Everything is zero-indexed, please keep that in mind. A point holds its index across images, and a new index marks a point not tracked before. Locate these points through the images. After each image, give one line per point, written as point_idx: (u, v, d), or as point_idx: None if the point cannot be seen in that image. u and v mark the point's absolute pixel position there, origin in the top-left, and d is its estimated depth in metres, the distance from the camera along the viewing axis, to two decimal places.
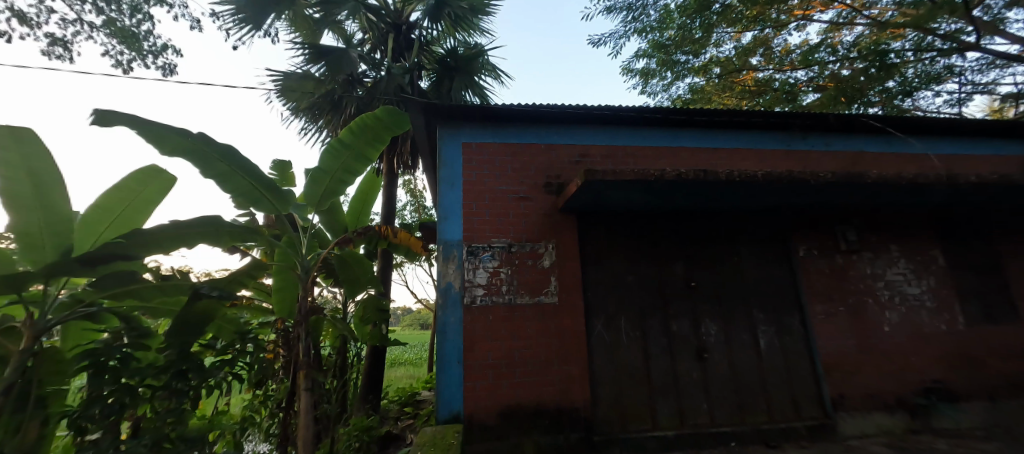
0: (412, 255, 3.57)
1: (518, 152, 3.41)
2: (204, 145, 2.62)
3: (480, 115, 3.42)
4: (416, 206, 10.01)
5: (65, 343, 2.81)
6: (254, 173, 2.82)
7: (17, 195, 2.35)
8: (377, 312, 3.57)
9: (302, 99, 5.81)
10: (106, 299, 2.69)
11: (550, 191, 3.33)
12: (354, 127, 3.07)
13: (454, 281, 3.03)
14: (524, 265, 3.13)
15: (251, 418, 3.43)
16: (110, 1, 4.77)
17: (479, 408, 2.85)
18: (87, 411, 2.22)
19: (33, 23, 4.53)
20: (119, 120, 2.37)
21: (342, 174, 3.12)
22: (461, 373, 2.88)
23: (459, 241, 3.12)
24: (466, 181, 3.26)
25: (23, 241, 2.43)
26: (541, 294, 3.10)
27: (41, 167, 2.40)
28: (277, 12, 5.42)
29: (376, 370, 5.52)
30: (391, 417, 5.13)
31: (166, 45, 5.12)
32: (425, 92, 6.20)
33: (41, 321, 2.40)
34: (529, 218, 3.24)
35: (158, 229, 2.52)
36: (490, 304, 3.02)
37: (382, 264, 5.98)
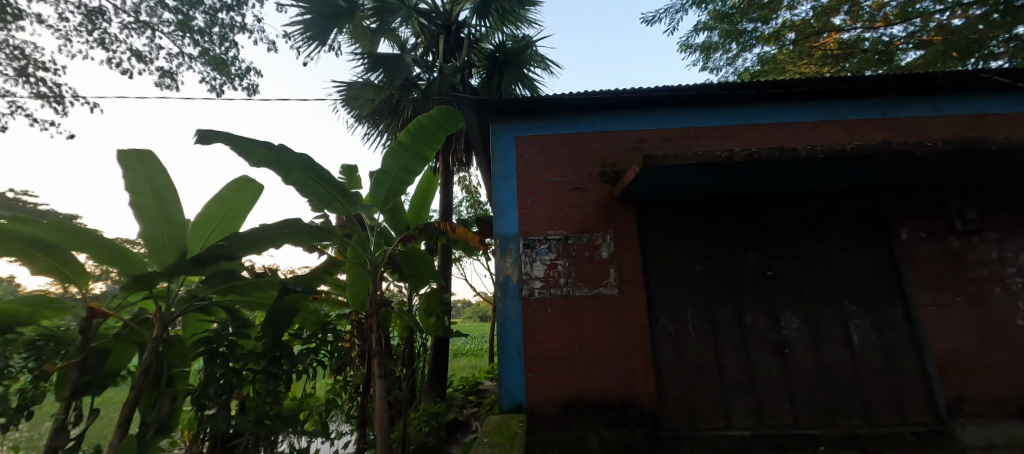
0: (470, 249, 3.65)
1: (571, 142, 3.34)
2: (285, 155, 2.86)
3: (532, 108, 3.39)
4: (472, 201, 10.25)
5: (186, 332, 3.28)
6: (327, 178, 3.04)
7: (145, 208, 2.77)
8: (439, 304, 3.71)
9: (364, 105, 6.17)
10: (214, 294, 3.07)
11: (606, 180, 3.22)
12: (412, 128, 3.19)
13: (512, 274, 3.05)
14: (582, 257, 3.07)
15: (334, 401, 3.74)
16: (203, 33, 5.40)
17: (542, 399, 2.87)
18: (206, 390, 2.59)
19: (147, 60, 5.28)
20: (216, 138, 2.66)
21: (403, 174, 3.27)
22: (522, 364, 2.92)
23: (515, 234, 3.14)
24: (520, 174, 3.27)
25: (152, 246, 2.86)
26: (601, 286, 3.03)
27: (161, 183, 2.80)
28: (339, 26, 5.79)
29: (441, 359, 5.77)
30: (457, 404, 5.35)
31: (249, 68, 5.72)
32: (477, 89, 6.29)
33: (166, 313, 2.83)
34: (585, 208, 3.17)
35: (251, 232, 2.81)
36: (549, 296, 3.00)
37: (442, 259, 6.21)
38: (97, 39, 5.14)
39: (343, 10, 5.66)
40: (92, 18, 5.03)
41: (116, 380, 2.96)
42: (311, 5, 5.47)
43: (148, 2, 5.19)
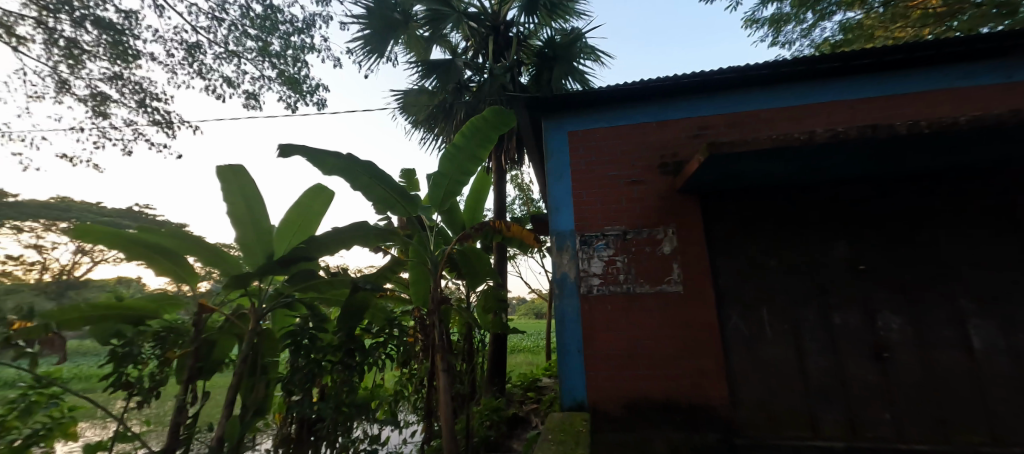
0: (525, 247, 3.67)
1: (628, 134, 3.23)
2: (352, 163, 3.05)
3: (585, 102, 3.33)
4: (524, 199, 10.30)
5: (276, 325, 3.65)
6: (390, 182, 3.21)
7: (238, 215, 3.13)
8: (497, 301, 3.76)
9: (420, 111, 6.44)
10: (297, 291, 3.37)
11: (666, 172, 3.07)
12: (466, 130, 3.26)
13: (570, 271, 3.03)
14: (642, 252, 2.97)
15: (401, 392, 3.96)
16: (279, 56, 5.94)
17: (604, 398, 2.82)
18: (291, 378, 2.91)
19: (235, 85, 5.94)
20: (294, 151, 2.91)
21: (458, 175, 3.37)
22: (583, 363, 2.89)
23: (571, 231, 3.11)
24: (575, 170, 3.23)
25: (246, 249, 3.21)
26: (663, 283, 2.90)
27: (250, 192, 3.15)
28: (395, 38, 6.09)
29: (500, 355, 5.88)
30: (517, 400, 5.42)
31: (319, 85, 6.21)
32: (527, 87, 6.30)
33: (259, 308, 3.17)
34: (644, 202, 3.05)
35: (325, 234, 3.05)
36: (608, 293, 2.94)
37: (498, 257, 6.32)
38: (196, 70, 5.87)
39: (398, 22, 5.95)
40: (191, 51, 5.74)
41: (220, 367, 3.37)
42: (370, 20, 5.81)
43: (234, 33, 5.82)
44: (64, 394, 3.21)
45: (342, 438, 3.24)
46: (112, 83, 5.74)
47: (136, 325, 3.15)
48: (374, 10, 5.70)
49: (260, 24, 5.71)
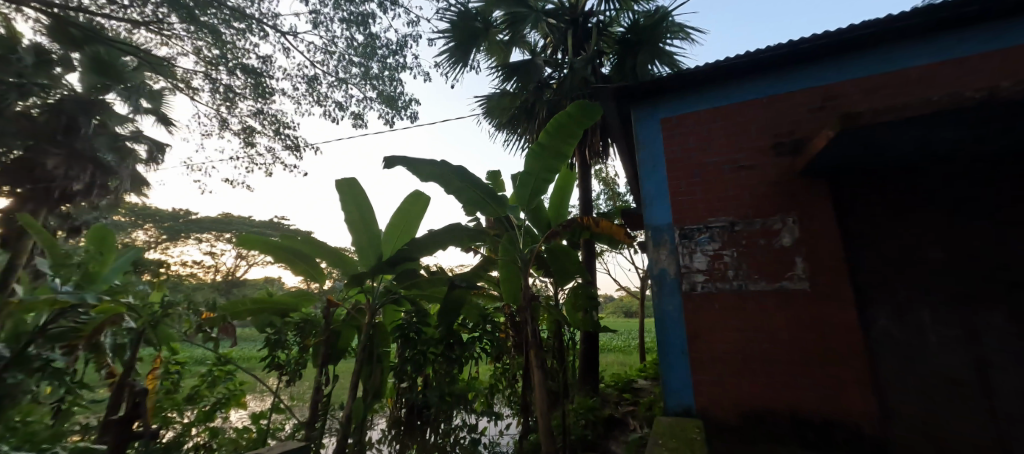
0: (614, 242, 3.51)
1: (732, 115, 2.92)
2: (445, 169, 3.25)
3: (679, 85, 3.09)
4: (610, 193, 9.95)
5: (387, 319, 4.05)
6: (479, 184, 3.34)
7: (354, 222, 3.56)
8: (588, 299, 3.64)
9: (503, 114, 6.61)
10: (403, 289, 3.68)
11: (782, 153, 2.71)
12: (551, 127, 3.21)
13: (669, 267, 2.85)
14: (756, 246, 2.67)
15: (496, 385, 4.10)
16: (378, 78, 6.57)
17: (714, 405, 2.61)
18: (403, 366, 3.33)
19: (344, 108, 6.75)
20: (395, 162, 3.20)
21: (544, 173, 3.37)
22: (688, 365, 2.71)
23: (669, 224, 2.93)
24: (671, 159, 3.03)
25: (361, 251, 3.63)
26: (783, 280, 2.57)
27: (362, 201, 3.56)
28: (477, 46, 6.33)
29: (592, 354, 5.76)
30: (612, 401, 5.27)
31: (412, 100, 6.73)
32: (610, 77, 6.07)
33: (373, 304, 3.54)
34: (756, 188, 2.73)
35: (424, 237, 3.31)
36: (715, 290, 2.71)
37: (586, 253, 6.21)
38: (315, 99, 6.79)
39: (480, 30, 6.17)
40: (310, 83, 6.65)
41: (344, 354, 3.84)
42: (454, 33, 6.12)
43: (342, 62, 6.59)
44: (236, 370, 4.11)
45: (444, 425, 3.55)
46: (256, 117, 6.91)
47: (282, 315, 3.76)
48: (457, 23, 5.99)
49: (362, 51, 6.37)
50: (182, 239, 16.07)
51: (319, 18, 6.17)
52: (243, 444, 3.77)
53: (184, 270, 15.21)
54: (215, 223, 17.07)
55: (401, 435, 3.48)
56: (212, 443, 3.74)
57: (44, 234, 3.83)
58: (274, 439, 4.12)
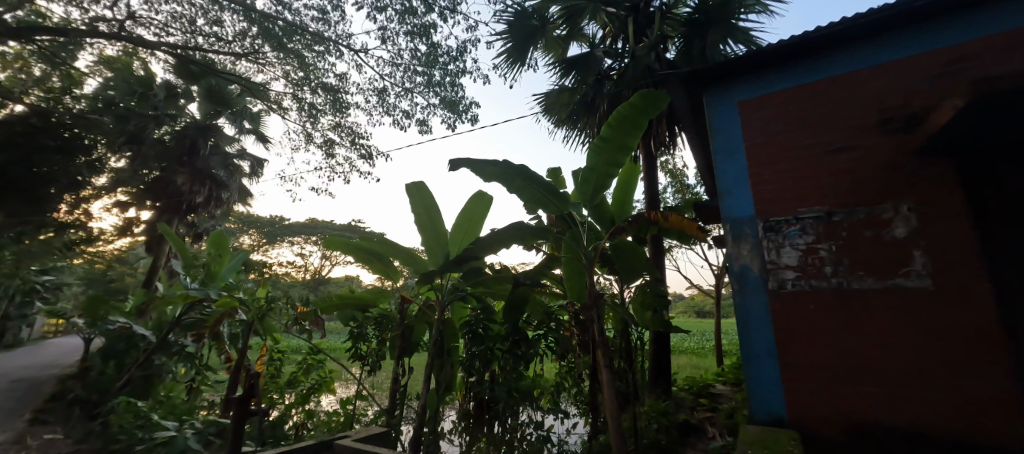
0: (686, 238, 3.29)
1: (826, 91, 2.54)
2: (507, 168, 3.27)
3: (759, 63, 2.80)
4: (678, 185, 9.41)
5: (455, 315, 4.20)
6: (541, 182, 3.29)
7: (422, 223, 3.74)
8: (656, 298, 3.47)
9: (562, 110, 6.53)
10: (469, 287, 3.75)
11: (893, 128, 2.29)
12: (612, 120, 3.07)
13: (752, 263, 2.60)
14: (859, 238, 2.29)
15: (562, 384, 4.05)
16: (441, 84, 6.84)
17: (811, 417, 2.30)
18: (472, 362, 3.52)
19: (411, 116, 7.13)
20: (460, 164, 3.18)
21: (608, 168, 3.22)
22: (778, 371, 2.43)
23: (750, 216, 2.66)
24: (751, 145, 2.75)
25: (430, 251, 3.83)
26: (898, 277, 2.17)
27: (429, 203, 3.72)
28: (534, 43, 6.32)
29: (663, 355, 5.49)
30: (687, 405, 4.97)
31: (472, 103, 6.91)
32: (676, 62, 5.71)
33: (442, 300, 3.68)
34: (859, 171, 2.34)
35: (488, 236, 3.36)
36: (809, 288, 2.39)
37: (654, 249, 5.93)
38: (384, 110, 7.24)
39: (536, 28, 6.15)
40: (380, 95, 7.10)
41: (417, 348, 4.04)
42: (511, 33, 6.17)
43: (408, 73, 6.95)
44: (326, 360, 4.56)
45: (511, 421, 3.60)
46: (335, 130, 7.54)
47: (362, 311, 4.06)
48: (514, 23, 6.02)
49: (425, 60, 6.66)
50: (279, 241, 18.18)
51: (386, 33, 6.57)
52: (333, 426, 4.15)
53: (281, 268, 17.21)
54: (304, 227, 19.01)
55: (470, 428, 3.64)
56: (307, 423, 4.21)
57: (176, 240, 4.55)
58: (359, 423, 4.49)
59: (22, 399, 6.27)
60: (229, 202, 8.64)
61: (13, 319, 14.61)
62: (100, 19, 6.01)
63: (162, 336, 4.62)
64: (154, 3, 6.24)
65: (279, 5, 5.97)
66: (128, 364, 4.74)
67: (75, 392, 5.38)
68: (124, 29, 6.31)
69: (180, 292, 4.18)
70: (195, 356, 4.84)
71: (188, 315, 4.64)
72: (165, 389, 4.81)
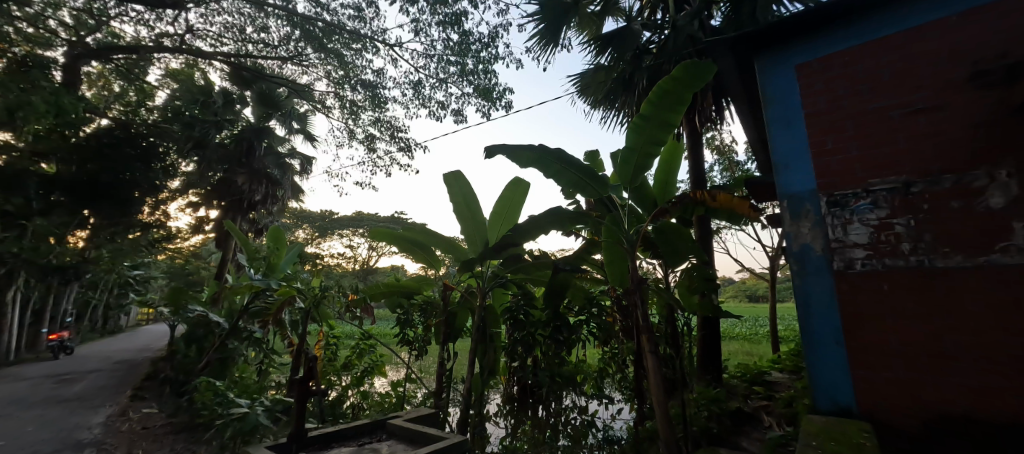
0: (737, 219, 3.03)
1: (902, 45, 2.24)
2: (544, 153, 3.14)
3: (820, 21, 2.51)
4: (726, 163, 8.88)
5: (496, 302, 4.21)
6: (578, 165, 3.15)
7: (459, 212, 3.76)
8: (705, 281, 3.25)
9: (599, 89, 6.31)
10: (509, 274, 3.72)
11: (988, 84, 1.97)
12: (654, 96, 2.86)
13: (814, 242, 2.36)
14: (945, 211, 1.99)
15: (606, 369, 3.98)
16: (475, 73, 6.81)
17: (884, 406, 2.06)
18: (515, 349, 3.53)
19: (446, 106, 7.17)
20: (496, 150, 3.12)
21: (649, 148, 3.05)
22: (844, 356, 2.20)
23: (811, 191, 2.42)
24: (811, 114, 2.50)
25: (471, 240, 3.85)
26: (992, 253, 1.87)
27: (466, 192, 3.72)
28: (569, 22, 6.06)
29: (712, 341, 5.26)
30: (740, 394, 4.71)
31: (507, 90, 6.83)
32: (722, 30, 5.28)
33: (483, 287, 3.71)
34: (940, 136, 2.06)
35: (526, 224, 3.24)
36: (883, 269, 2.13)
37: (700, 231, 5.65)
38: (421, 102, 7.34)
39: (570, 6, 5.86)
40: (416, 88, 7.20)
41: (461, 333, 4.10)
42: (543, 14, 5.95)
43: (441, 64, 6.98)
44: (377, 345, 4.84)
45: (554, 406, 3.59)
46: (375, 126, 7.77)
47: (407, 297, 4.19)
48: (546, 3, 5.79)
49: (458, 49, 6.66)
50: (330, 234, 19.35)
51: (419, 25, 6.61)
52: (386, 406, 4.35)
53: (332, 260, 18.28)
54: (352, 219, 19.95)
55: (516, 411, 3.68)
56: (363, 403, 4.45)
57: (240, 235, 4.86)
58: (410, 404, 4.69)
59: (123, 378, 7.13)
60: (284, 199, 9.23)
61: (114, 308, 16.64)
62: (164, 35, 6.47)
63: (232, 323, 5.04)
64: (208, 15, 6.66)
65: (319, 7, 6.16)
66: (206, 346, 5.24)
67: (165, 372, 6.04)
68: (184, 42, 6.77)
69: (246, 283, 4.51)
70: (263, 341, 5.25)
71: (254, 304, 5.01)
72: (238, 370, 5.27)
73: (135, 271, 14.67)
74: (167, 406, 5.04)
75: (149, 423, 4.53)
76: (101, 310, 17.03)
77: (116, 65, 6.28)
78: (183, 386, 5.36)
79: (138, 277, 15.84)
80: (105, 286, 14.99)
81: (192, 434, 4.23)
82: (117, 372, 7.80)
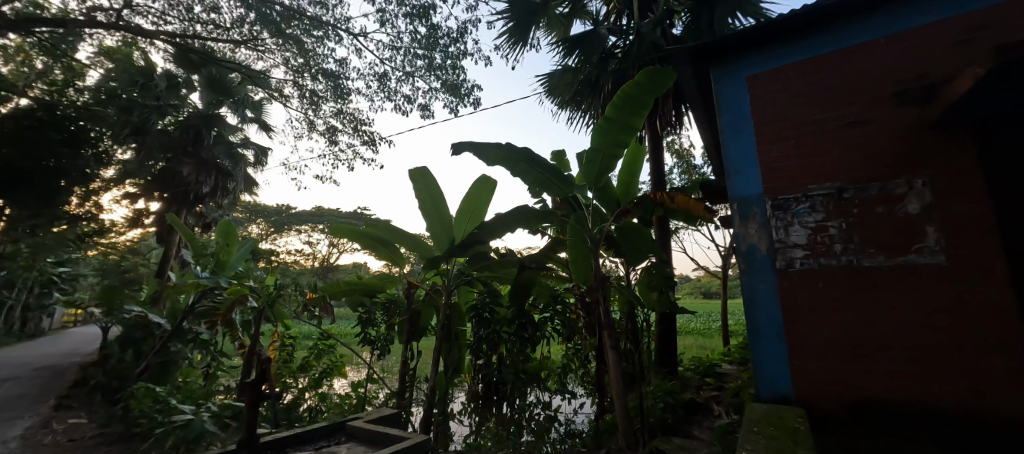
0: (693, 219, 3.20)
1: (840, 62, 2.45)
2: (511, 152, 3.17)
3: (770, 36, 2.69)
4: (685, 166, 9.29)
5: (462, 300, 4.20)
6: (544, 165, 3.21)
7: (425, 209, 3.72)
8: (663, 279, 3.41)
9: (566, 91, 6.42)
10: (475, 271, 3.73)
11: (908, 102, 2.21)
12: (618, 100, 2.96)
13: (760, 242, 2.54)
14: (872, 215, 2.21)
15: (570, 365, 4.08)
16: (443, 68, 6.72)
17: (818, 393, 2.26)
18: (480, 346, 3.53)
19: (413, 100, 7.04)
20: (464, 148, 3.12)
21: (612, 149, 3.15)
22: (785, 348, 2.38)
23: (759, 195, 2.60)
24: (760, 122, 2.68)
25: (436, 237, 3.83)
26: (909, 254, 2.10)
27: (432, 189, 3.69)
28: (537, 22, 6.12)
29: (669, 336, 5.51)
30: (693, 385, 4.98)
31: (475, 87, 6.81)
32: (682, 39, 5.52)
33: (448, 285, 3.68)
34: (868, 148, 2.27)
35: (492, 222, 3.27)
36: (819, 267, 2.32)
37: (660, 231, 5.90)
38: (386, 94, 7.15)
39: (539, 6, 5.92)
40: (382, 80, 7.01)
41: (426, 331, 4.07)
42: (513, 13, 5.96)
43: (408, 57, 6.84)
44: (336, 345, 4.69)
45: (518, 402, 3.65)
46: (337, 117, 7.49)
47: (370, 296, 4.10)
48: (516, 2, 5.81)
49: (425, 43, 6.54)
50: (286, 230, 18.49)
51: (385, 16, 6.45)
52: (346, 408, 4.25)
53: (288, 257, 17.46)
54: (311, 215, 19.17)
55: (479, 408, 3.69)
56: (321, 406, 4.31)
57: (185, 230, 4.50)
58: (371, 405, 4.60)
59: (46, 386, 6.49)
60: (235, 192, 8.73)
61: (35, 309, 15.08)
62: (97, 9, 5.90)
63: (176, 324, 4.72)
64: None
65: None
66: (145, 349, 4.87)
67: (97, 379, 5.55)
68: (122, 19, 6.21)
69: (191, 281, 4.22)
70: (211, 342, 4.95)
71: (200, 304, 4.71)
72: (183, 374, 4.95)
73: (61, 268, 13.35)
74: (99, 416, 4.65)
75: (77, 435, 4.16)
76: (19, 312, 15.37)
77: (38, 40, 5.67)
78: (117, 393, 4.93)
79: (65, 274, 14.46)
80: (24, 284, 13.55)
81: (129, 445, 3.93)
82: (39, 379, 7.10)
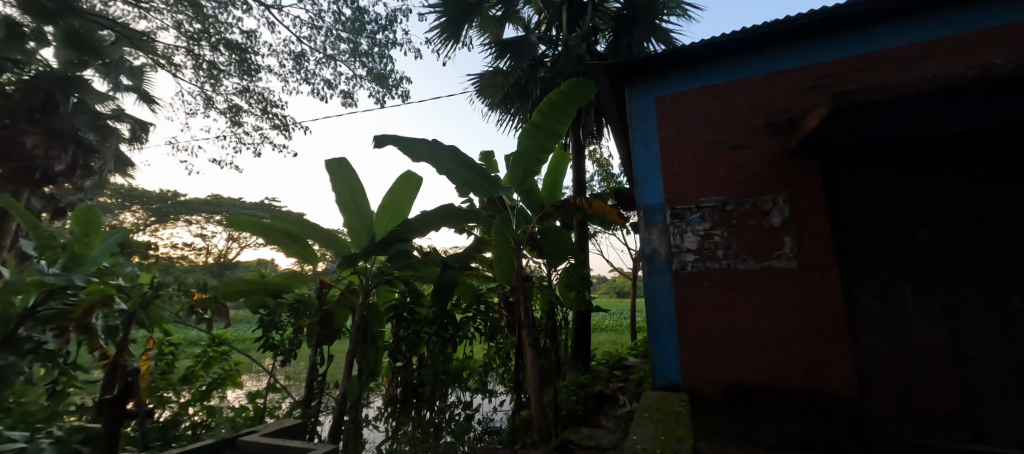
0: (607, 224, 3.44)
1: (727, 92, 2.83)
2: (437, 149, 3.14)
3: (675, 62, 3.00)
4: (604, 174, 9.92)
5: (381, 300, 4.02)
6: (471, 164, 3.23)
7: (343, 203, 3.51)
8: (580, 279, 3.61)
9: (495, 93, 6.48)
10: (397, 270, 3.61)
11: (775, 132, 2.62)
12: (544, 106, 3.07)
13: (660, 247, 2.81)
14: (746, 225, 2.58)
15: (490, 364, 4.13)
16: (369, 55, 6.39)
17: (700, 380, 2.57)
18: (398, 348, 3.40)
19: (334, 86, 6.59)
20: (388, 141, 3.01)
21: (537, 153, 3.26)
22: (676, 342, 2.67)
23: (660, 204, 2.89)
24: (664, 138, 2.97)
25: (354, 234, 3.62)
26: (772, 260, 2.48)
27: (352, 182, 3.49)
28: (469, 21, 6.10)
29: (584, 334, 5.84)
30: (603, 378, 5.35)
31: (403, 79, 6.58)
32: (605, 55, 5.91)
33: (366, 284, 3.50)
34: (746, 168, 2.65)
35: (416, 219, 3.19)
36: (705, 270, 2.65)
37: (579, 234, 6.23)
38: (302, 77, 6.59)
39: (472, 6, 5.90)
40: (298, 61, 6.46)
41: (340, 333, 3.85)
42: (445, 8, 5.88)
43: (330, 39, 6.39)
44: (231, 351, 4.17)
45: (438, 403, 3.61)
46: (242, 96, 6.72)
47: (275, 296, 3.76)
48: None
49: (350, 26, 6.16)
50: (174, 220, 16.10)
51: None
52: (240, 421, 3.82)
53: (175, 251, 15.21)
54: (206, 204, 16.93)
55: (396, 412, 3.52)
56: (210, 420, 3.82)
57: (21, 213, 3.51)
58: (272, 416, 4.20)
59: None
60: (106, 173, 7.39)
61: None
62: None
63: None
64: None
65: None
66: None
67: None
68: None
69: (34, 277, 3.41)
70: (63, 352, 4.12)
71: None
72: None
73: None
74: None
75: None
76: None
77: None
78: None
79: None
80: None
81: None
82: None
